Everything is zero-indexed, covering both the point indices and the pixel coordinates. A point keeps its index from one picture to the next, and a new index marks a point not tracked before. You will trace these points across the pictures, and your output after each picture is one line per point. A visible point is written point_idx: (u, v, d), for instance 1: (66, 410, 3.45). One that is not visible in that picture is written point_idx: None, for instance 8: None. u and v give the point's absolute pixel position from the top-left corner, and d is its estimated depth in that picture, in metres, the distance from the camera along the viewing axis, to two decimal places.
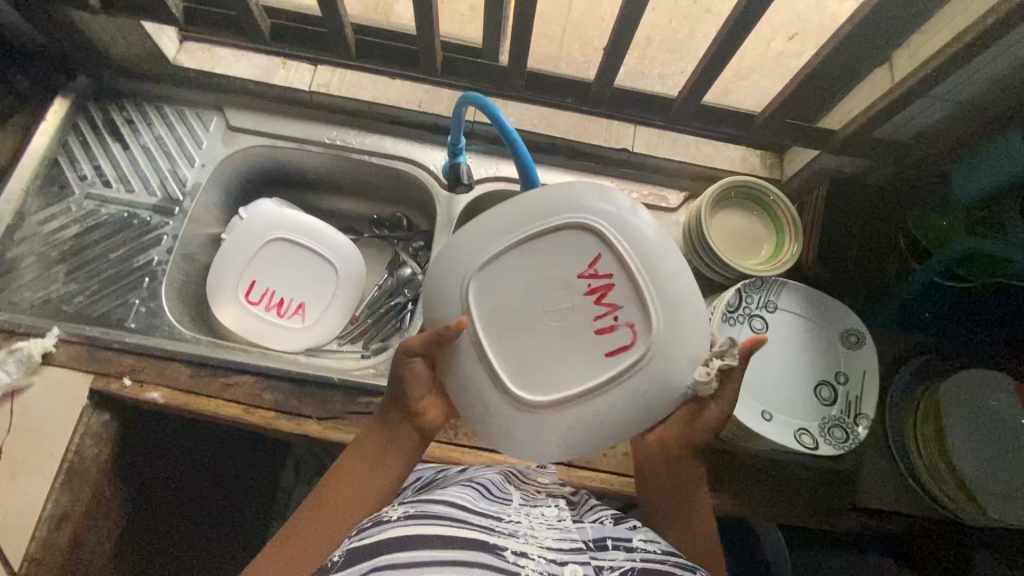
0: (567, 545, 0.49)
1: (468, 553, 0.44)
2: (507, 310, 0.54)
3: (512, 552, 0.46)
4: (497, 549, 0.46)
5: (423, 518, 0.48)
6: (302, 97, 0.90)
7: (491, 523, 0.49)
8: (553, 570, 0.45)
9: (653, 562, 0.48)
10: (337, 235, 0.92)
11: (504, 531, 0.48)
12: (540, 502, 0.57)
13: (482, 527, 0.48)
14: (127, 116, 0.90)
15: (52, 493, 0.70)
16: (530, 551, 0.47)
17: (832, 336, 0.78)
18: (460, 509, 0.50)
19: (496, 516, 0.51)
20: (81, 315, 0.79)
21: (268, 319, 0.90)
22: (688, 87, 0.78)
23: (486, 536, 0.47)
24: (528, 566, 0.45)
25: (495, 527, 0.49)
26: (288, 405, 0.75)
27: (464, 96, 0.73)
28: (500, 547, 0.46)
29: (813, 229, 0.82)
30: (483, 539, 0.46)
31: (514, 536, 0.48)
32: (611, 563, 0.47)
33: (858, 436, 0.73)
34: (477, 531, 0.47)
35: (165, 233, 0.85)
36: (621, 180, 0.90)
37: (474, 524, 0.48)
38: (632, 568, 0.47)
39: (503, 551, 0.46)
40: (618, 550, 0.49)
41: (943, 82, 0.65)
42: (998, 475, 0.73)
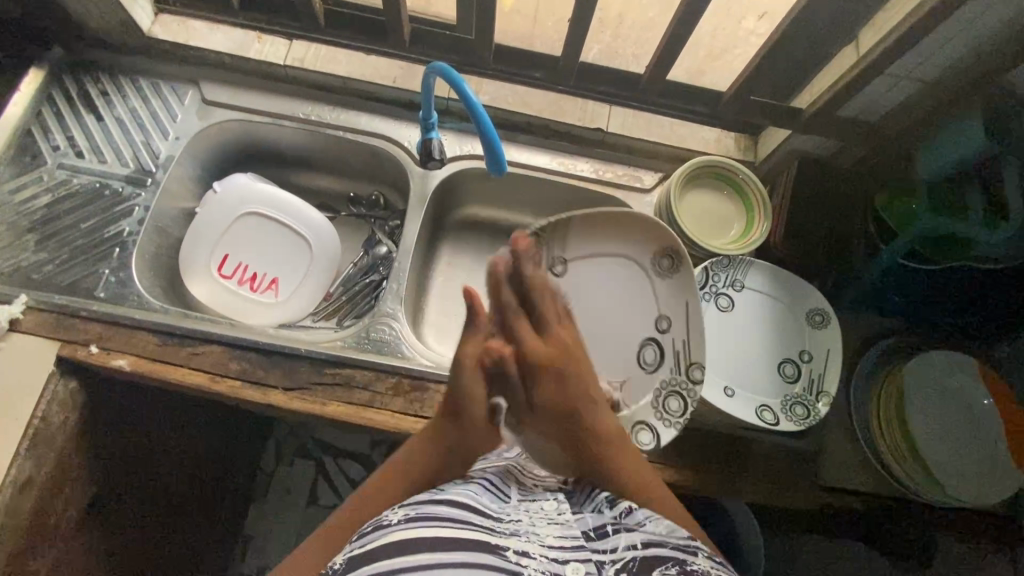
0: (568, 543, 0.48)
1: (469, 554, 0.43)
2: (631, 300, 0.77)
3: (514, 552, 0.45)
4: (499, 550, 0.45)
5: (423, 519, 0.46)
6: (278, 71, 0.90)
7: (493, 523, 0.48)
8: (556, 569, 0.45)
9: (656, 549, 0.48)
10: (312, 211, 0.92)
11: (506, 531, 0.47)
12: (539, 495, 0.56)
13: (484, 528, 0.47)
14: (102, 88, 0.90)
15: (17, 456, 0.71)
16: (532, 550, 0.46)
17: (797, 315, 0.79)
18: (461, 509, 0.49)
19: (497, 515, 0.50)
20: (49, 284, 0.79)
21: (241, 293, 0.90)
22: (657, 64, 0.79)
23: (490, 537, 0.46)
24: (531, 566, 0.44)
25: (497, 526, 0.48)
26: (255, 375, 0.76)
27: (432, 67, 0.72)
28: (501, 548, 0.45)
29: (781, 208, 0.83)
30: (487, 540, 0.46)
31: (517, 535, 0.47)
32: (612, 555, 0.47)
33: (818, 413, 0.73)
34: (480, 533, 0.46)
35: (137, 205, 0.85)
36: (595, 160, 0.90)
37: (475, 524, 0.47)
38: (634, 556, 0.47)
39: (505, 551, 0.45)
40: (618, 536, 0.49)
41: (904, 56, 0.65)
42: (956, 454, 0.74)
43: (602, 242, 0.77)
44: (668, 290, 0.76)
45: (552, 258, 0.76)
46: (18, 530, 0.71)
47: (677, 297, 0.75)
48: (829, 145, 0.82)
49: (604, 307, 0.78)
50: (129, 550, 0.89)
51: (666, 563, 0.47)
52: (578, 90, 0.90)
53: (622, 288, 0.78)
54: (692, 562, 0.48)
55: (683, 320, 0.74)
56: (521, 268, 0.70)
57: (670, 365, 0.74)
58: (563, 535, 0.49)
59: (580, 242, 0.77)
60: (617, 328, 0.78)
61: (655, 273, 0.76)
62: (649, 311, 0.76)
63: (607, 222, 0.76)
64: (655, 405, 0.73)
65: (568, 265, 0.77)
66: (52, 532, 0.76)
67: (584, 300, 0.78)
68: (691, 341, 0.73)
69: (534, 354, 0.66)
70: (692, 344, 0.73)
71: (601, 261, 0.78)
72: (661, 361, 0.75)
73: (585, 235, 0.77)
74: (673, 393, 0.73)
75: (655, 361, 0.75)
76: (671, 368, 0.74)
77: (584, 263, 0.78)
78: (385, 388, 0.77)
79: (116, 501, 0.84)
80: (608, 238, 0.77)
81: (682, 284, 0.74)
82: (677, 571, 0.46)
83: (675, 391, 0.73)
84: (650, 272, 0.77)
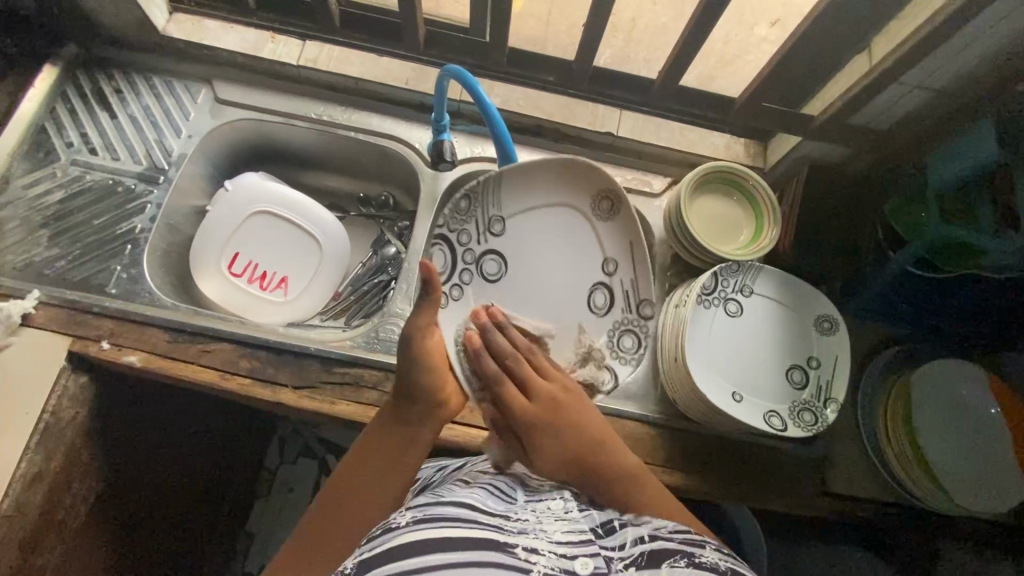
0: (576, 537, 0.48)
1: (478, 553, 0.43)
2: (579, 247, 0.82)
3: (522, 549, 0.45)
4: (508, 547, 0.45)
5: (433, 522, 0.47)
6: (290, 71, 0.91)
7: (501, 522, 0.48)
8: (565, 565, 0.44)
9: (664, 543, 0.47)
10: (321, 210, 0.93)
11: (514, 529, 0.47)
12: (546, 494, 0.56)
13: (493, 526, 0.47)
14: (116, 85, 0.91)
15: (28, 450, 0.71)
16: (541, 547, 0.45)
17: (806, 321, 0.79)
18: (468, 510, 0.49)
19: (505, 514, 0.50)
20: (62, 280, 0.79)
21: (250, 291, 0.91)
22: (670, 70, 0.79)
23: (497, 535, 0.46)
24: (539, 564, 0.44)
25: (505, 525, 0.48)
26: (265, 373, 0.76)
27: (446, 69, 0.72)
28: (511, 546, 0.45)
29: (790, 214, 0.83)
30: (493, 538, 0.45)
31: (525, 533, 0.47)
32: (620, 551, 0.46)
33: (827, 420, 0.74)
34: (488, 531, 0.46)
35: (149, 202, 0.86)
36: (605, 164, 0.91)
37: (483, 524, 0.47)
38: (643, 551, 0.46)
39: (515, 548, 0.45)
40: (626, 533, 0.49)
41: (918, 64, 0.65)
42: (965, 463, 0.74)
43: (534, 197, 0.81)
44: (610, 232, 0.82)
45: (487, 220, 0.80)
46: (26, 524, 0.71)
47: (619, 241, 0.82)
48: (838, 152, 0.82)
49: (547, 263, 0.82)
50: (134, 546, 0.89)
51: (673, 555, 0.45)
52: (588, 94, 0.90)
53: (564, 242, 0.83)
54: (701, 554, 0.46)
55: (628, 261, 0.82)
56: (489, 335, 0.71)
57: (618, 307, 0.82)
58: (570, 530, 0.48)
59: (514, 200, 0.80)
60: (567, 282, 0.83)
61: (597, 217, 0.82)
62: (595, 257, 0.83)
63: (543, 175, 0.79)
64: (610, 343, 0.82)
65: (505, 224, 0.81)
66: (60, 528, 0.76)
67: (524, 259, 0.82)
68: (640, 282, 0.81)
69: (525, 409, 0.64)
70: (637, 284, 0.81)
71: (540, 219, 0.82)
72: (610, 303, 0.82)
73: (517, 192, 0.80)
74: (626, 331, 0.82)
75: (605, 304, 0.82)
76: (623, 308, 0.82)
77: (518, 223, 0.81)
78: (394, 387, 0.77)
79: (123, 497, 0.85)
80: (541, 188, 0.80)
81: (621, 228, 0.81)
82: (685, 563, 0.45)
83: (627, 329, 0.82)
84: (592, 217, 0.82)
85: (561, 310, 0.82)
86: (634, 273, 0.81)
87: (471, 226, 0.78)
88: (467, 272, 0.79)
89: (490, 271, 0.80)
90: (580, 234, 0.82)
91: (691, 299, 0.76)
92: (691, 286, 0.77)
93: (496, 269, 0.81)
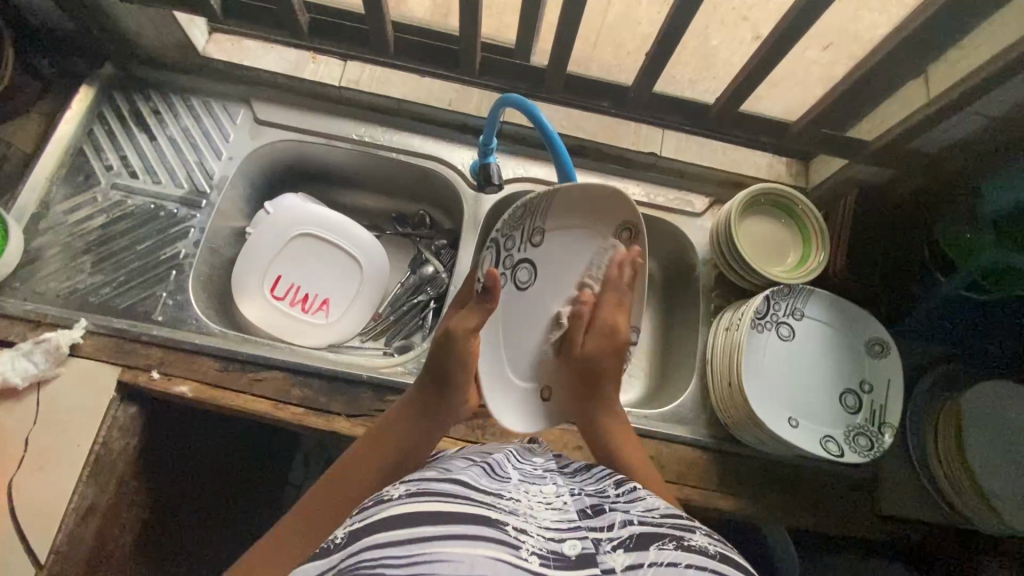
0: (565, 523, 0.46)
1: (469, 527, 0.41)
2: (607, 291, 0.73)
3: (512, 527, 0.43)
4: (499, 524, 0.42)
5: (425, 495, 0.44)
6: (332, 93, 0.90)
7: (493, 500, 0.46)
8: (553, 547, 0.42)
9: (651, 527, 0.45)
10: (362, 231, 0.92)
11: (504, 508, 0.45)
12: (539, 478, 0.54)
13: (484, 502, 0.45)
14: (154, 107, 0.90)
15: (79, 484, 0.70)
16: (529, 529, 0.43)
17: (856, 345, 0.79)
18: (461, 486, 0.46)
19: (498, 493, 0.48)
20: (107, 308, 0.78)
21: (292, 314, 0.90)
22: (723, 96, 0.79)
23: (488, 512, 0.43)
24: (528, 542, 0.42)
25: (496, 503, 0.46)
26: (318, 402, 0.75)
27: (504, 98, 0.71)
28: (501, 522, 0.43)
29: (841, 238, 0.83)
30: (484, 514, 0.43)
31: (514, 514, 0.45)
32: (608, 533, 0.44)
33: (883, 445, 0.74)
34: (480, 507, 0.44)
35: (193, 226, 0.85)
36: (648, 183, 0.91)
37: (475, 500, 0.45)
38: (629, 534, 0.44)
39: (505, 526, 0.43)
40: (614, 513, 0.47)
41: (982, 97, 0.65)
42: (1017, 484, 0.74)
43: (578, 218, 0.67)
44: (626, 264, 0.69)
45: (529, 229, 0.65)
46: (81, 557, 0.70)
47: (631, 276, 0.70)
48: (885, 174, 0.83)
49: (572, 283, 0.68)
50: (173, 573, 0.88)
51: (662, 538, 0.44)
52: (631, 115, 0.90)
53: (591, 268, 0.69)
54: (690, 539, 0.44)
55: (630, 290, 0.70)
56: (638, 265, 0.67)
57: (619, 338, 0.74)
58: (559, 518, 0.46)
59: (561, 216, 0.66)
60: None
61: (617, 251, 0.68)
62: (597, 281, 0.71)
63: (586, 200, 0.65)
64: None
65: (546, 236, 0.66)
66: (109, 560, 0.75)
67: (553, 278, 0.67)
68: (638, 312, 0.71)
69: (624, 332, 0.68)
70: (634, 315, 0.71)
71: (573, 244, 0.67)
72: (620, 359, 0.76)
73: (565, 207, 0.65)
74: None
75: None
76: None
77: (560, 236, 0.66)
78: None
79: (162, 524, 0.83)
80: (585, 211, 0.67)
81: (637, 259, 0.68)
82: (674, 545, 0.43)
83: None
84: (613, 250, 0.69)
85: None
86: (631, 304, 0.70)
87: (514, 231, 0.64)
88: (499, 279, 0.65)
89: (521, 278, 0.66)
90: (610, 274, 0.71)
91: (745, 321, 0.77)
92: (743, 311, 0.78)
93: (524, 280, 0.66)
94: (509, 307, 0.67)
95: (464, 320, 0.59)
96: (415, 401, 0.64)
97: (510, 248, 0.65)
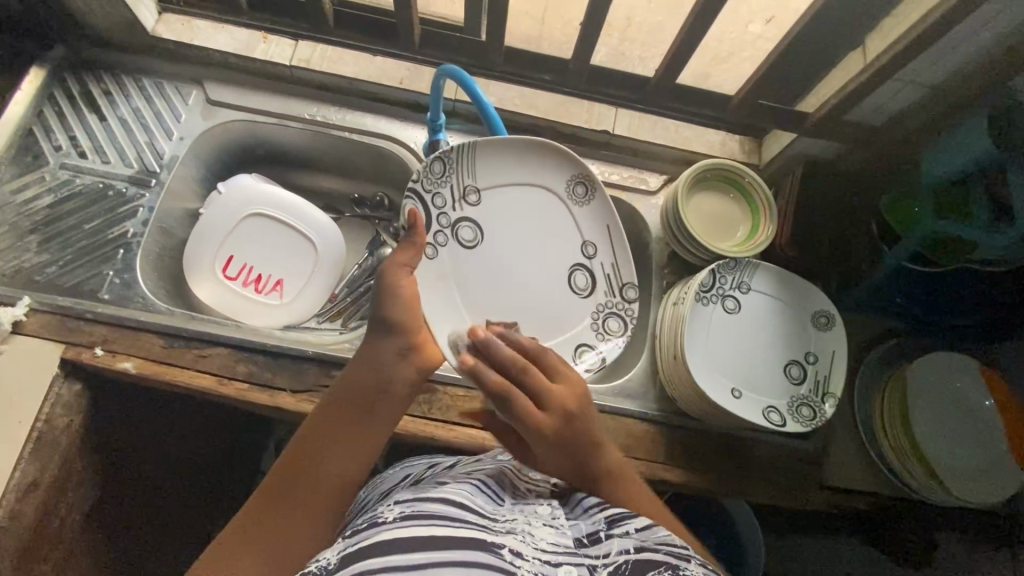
0: (561, 545, 0.46)
1: (461, 551, 0.41)
2: (569, 247, 0.78)
3: (508, 550, 0.43)
4: (494, 548, 0.43)
5: (426, 518, 0.44)
6: (283, 72, 0.90)
7: (489, 522, 0.46)
8: (547, 572, 0.42)
9: (648, 553, 0.45)
10: (316, 212, 0.92)
11: (503, 531, 0.45)
12: (533, 499, 0.54)
13: (480, 525, 0.45)
14: (105, 87, 0.89)
15: (19, 461, 0.70)
16: (525, 551, 0.43)
17: (803, 318, 0.80)
18: (457, 506, 0.47)
19: (494, 516, 0.48)
20: (52, 286, 0.78)
21: (245, 294, 0.90)
22: (664, 68, 0.81)
23: (484, 535, 0.44)
24: (524, 567, 0.42)
25: (493, 526, 0.46)
26: (262, 377, 0.76)
27: (442, 69, 0.72)
28: (497, 546, 0.43)
29: (787, 213, 0.84)
30: (479, 537, 0.43)
31: (513, 535, 0.46)
32: (604, 559, 0.45)
33: (824, 415, 0.75)
34: (474, 530, 0.44)
35: (142, 205, 0.85)
36: (602, 162, 0.91)
37: (471, 523, 0.45)
38: (627, 560, 0.44)
39: (501, 549, 0.43)
40: (611, 540, 0.47)
41: (913, 62, 0.66)
42: (960, 456, 0.75)
43: (509, 168, 0.76)
44: (588, 216, 0.78)
45: (462, 187, 0.74)
46: (22, 534, 0.69)
47: (599, 222, 0.78)
48: (833, 148, 0.83)
49: (529, 236, 0.77)
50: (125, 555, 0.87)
51: (659, 565, 0.44)
52: (585, 93, 0.90)
53: (541, 215, 0.78)
54: (687, 568, 0.44)
55: (608, 242, 0.78)
56: (488, 351, 0.59)
57: (604, 289, 0.78)
58: (556, 540, 0.47)
59: (488, 172, 0.75)
60: (547, 261, 0.78)
61: (572, 201, 0.78)
62: (575, 239, 0.78)
63: (507, 150, 0.75)
64: (596, 328, 0.78)
65: (479, 194, 0.75)
66: (54, 540, 0.74)
67: (500, 230, 0.76)
68: (619, 262, 0.78)
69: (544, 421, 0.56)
70: (619, 267, 0.78)
71: (508, 194, 0.76)
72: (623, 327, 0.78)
73: (489, 161, 0.75)
74: (612, 314, 0.78)
75: (588, 286, 0.78)
76: (606, 292, 0.78)
77: (493, 192, 0.76)
78: None
79: (115, 507, 0.82)
80: (515, 166, 0.76)
81: (601, 210, 0.77)
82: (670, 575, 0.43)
83: (611, 312, 0.78)
84: (567, 201, 0.78)
85: (552, 303, 0.77)
86: (615, 256, 0.78)
87: (446, 190, 0.73)
88: (441, 236, 0.73)
89: (467, 238, 0.75)
90: (570, 232, 0.78)
91: (688, 296, 0.77)
92: (688, 285, 0.78)
93: (468, 237, 0.75)
94: (461, 263, 0.74)
95: (398, 258, 0.63)
96: (367, 361, 0.58)
97: (441, 206, 0.73)
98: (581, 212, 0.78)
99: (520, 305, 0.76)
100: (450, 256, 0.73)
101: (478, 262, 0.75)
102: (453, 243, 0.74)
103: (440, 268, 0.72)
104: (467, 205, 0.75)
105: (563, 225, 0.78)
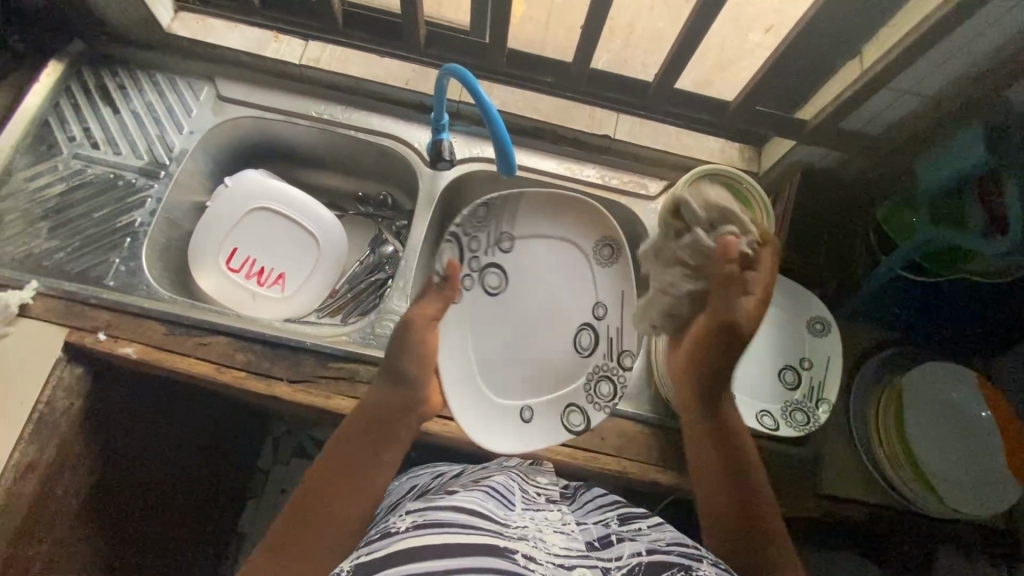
0: (572, 549, 0.48)
1: (474, 559, 0.43)
2: (581, 309, 0.77)
3: (521, 555, 0.45)
4: (508, 553, 0.44)
5: (437, 526, 0.46)
6: (293, 71, 0.92)
7: (500, 528, 0.48)
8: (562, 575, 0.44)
9: (660, 557, 0.48)
10: (321, 210, 0.93)
11: (515, 536, 0.47)
12: (543, 505, 0.55)
13: (493, 532, 0.47)
14: (119, 82, 0.92)
15: (19, 442, 0.70)
16: (538, 556, 0.45)
17: (799, 324, 0.80)
18: (467, 513, 0.48)
19: (505, 521, 0.49)
20: (59, 271, 0.80)
21: (246, 286, 0.91)
22: (663, 74, 0.83)
23: (496, 540, 0.45)
24: (539, 570, 0.44)
25: (505, 531, 0.48)
26: (260, 366, 0.77)
27: (446, 68, 0.73)
28: (510, 551, 0.45)
29: (785, 219, 0.84)
30: (492, 543, 0.45)
31: (525, 540, 0.47)
32: (617, 562, 0.47)
33: (818, 420, 0.75)
34: (486, 536, 0.46)
35: (150, 196, 0.87)
36: (602, 166, 0.92)
37: (483, 530, 0.47)
38: (639, 564, 0.47)
39: (514, 555, 0.44)
40: (622, 546, 0.49)
41: (908, 71, 0.67)
42: (956, 468, 0.74)
43: (544, 221, 0.78)
44: (606, 278, 0.77)
45: (497, 234, 0.76)
46: (18, 513, 0.70)
47: (615, 286, 0.77)
48: (831, 157, 0.84)
49: (547, 289, 0.77)
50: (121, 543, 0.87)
51: (672, 567, 0.47)
52: (587, 97, 0.92)
53: (564, 270, 0.78)
54: (698, 569, 0.47)
55: (619, 306, 0.76)
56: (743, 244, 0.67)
57: (604, 352, 0.76)
58: (568, 544, 0.48)
59: (525, 221, 0.77)
60: (557, 318, 0.77)
61: (596, 261, 0.78)
62: (588, 299, 0.77)
63: (549, 203, 0.77)
64: (587, 390, 0.75)
65: (513, 242, 0.77)
66: (47, 523, 0.74)
67: (525, 281, 0.77)
68: (628, 329, 0.76)
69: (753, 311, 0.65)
70: (625, 332, 0.75)
71: (540, 246, 0.78)
72: (613, 397, 0.74)
73: (528, 212, 0.77)
74: (604, 377, 0.75)
75: (590, 346, 0.76)
76: (605, 354, 0.75)
77: (526, 242, 0.77)
78: None
79: (113, 492, 0.83)
80: (552, 221, 0.78)
81: (621, 275, 0.76)
82: None
83: (605, 375, 0.75)
84: (590, 262, 0.78)
85: (552, 360, 0.76)
86: (623, 320, 0.76)
87: (483, 235, 0.75)
88: (468, 279, 0.74)
89: (491, 283, 0.75)
90: (587, 293, 0.77)
91: None
92: None
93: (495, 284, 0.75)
94: (480, 308, 0.74)
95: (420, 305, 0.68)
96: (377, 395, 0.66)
97: (476, 250, 0.75)
98: (599, 275, 0.77)
99: (523, 358, 0.75)
100: (472, 300, 0.74)
101: (497, 310, 0.75)
102: (476, 288, 0.74)
103: (461, 313, 0.73)
104: (501, 251, 0.76)
105: (581, 283, 0.78)
